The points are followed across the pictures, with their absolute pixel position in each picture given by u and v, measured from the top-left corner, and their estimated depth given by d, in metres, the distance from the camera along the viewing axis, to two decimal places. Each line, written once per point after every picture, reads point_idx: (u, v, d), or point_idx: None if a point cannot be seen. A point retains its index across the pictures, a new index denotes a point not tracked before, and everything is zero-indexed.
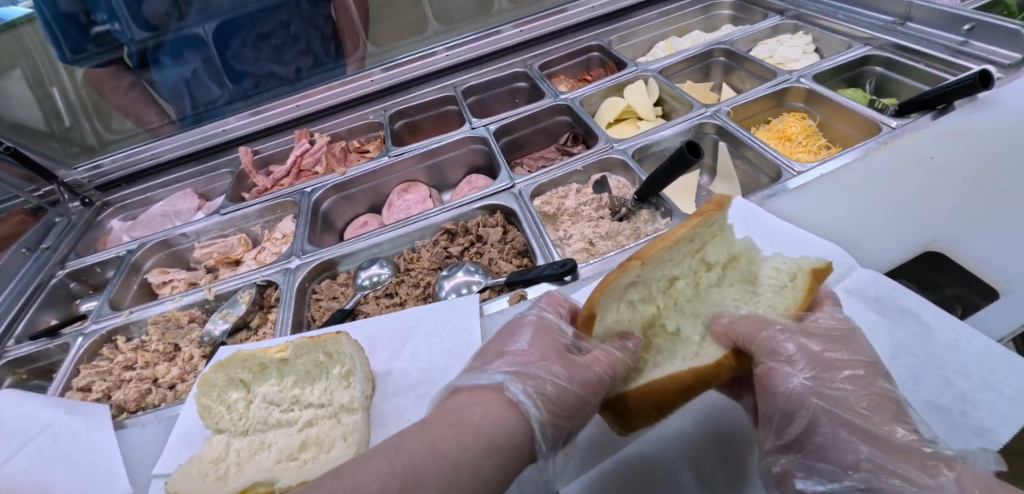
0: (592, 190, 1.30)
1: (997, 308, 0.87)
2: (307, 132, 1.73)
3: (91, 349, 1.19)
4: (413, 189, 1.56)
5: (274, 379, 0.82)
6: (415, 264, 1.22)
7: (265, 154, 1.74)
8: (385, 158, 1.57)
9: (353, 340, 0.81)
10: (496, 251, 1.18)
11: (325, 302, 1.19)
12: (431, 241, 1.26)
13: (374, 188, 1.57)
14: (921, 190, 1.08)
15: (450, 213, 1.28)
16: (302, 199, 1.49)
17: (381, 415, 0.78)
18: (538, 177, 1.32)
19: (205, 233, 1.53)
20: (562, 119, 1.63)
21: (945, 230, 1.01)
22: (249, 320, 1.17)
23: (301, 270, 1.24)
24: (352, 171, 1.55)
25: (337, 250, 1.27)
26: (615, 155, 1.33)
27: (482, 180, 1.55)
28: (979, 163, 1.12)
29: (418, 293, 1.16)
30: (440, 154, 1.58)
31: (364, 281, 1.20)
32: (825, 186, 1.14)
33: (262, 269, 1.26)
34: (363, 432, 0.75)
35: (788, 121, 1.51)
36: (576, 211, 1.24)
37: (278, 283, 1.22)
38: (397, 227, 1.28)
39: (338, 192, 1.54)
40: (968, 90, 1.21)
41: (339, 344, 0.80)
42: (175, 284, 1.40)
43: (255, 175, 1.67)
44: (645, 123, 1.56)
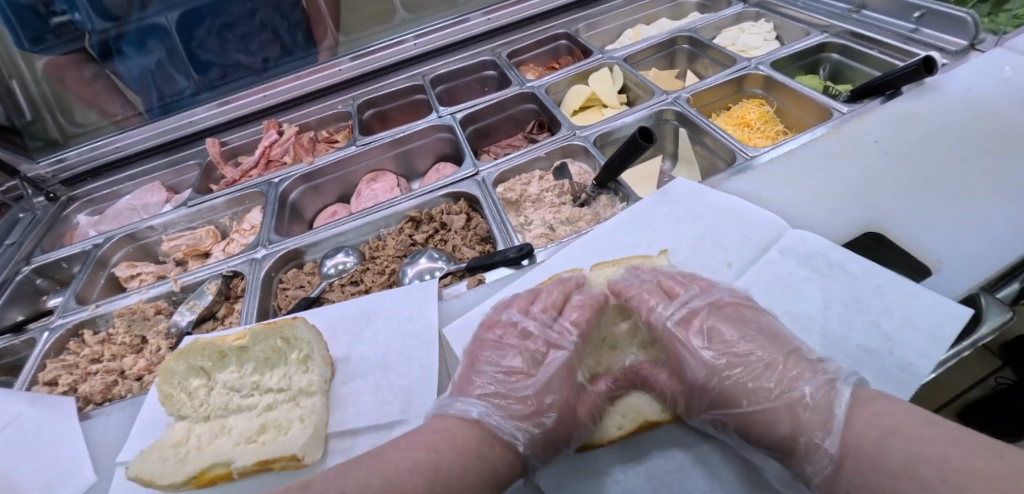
0: (553, 177, 1.32)
1: (927, 283, 0.92)
2: (275, 122, 1.72)
3: (58, 344, 1.19)
4: (381, 178, 1.57)
5: (233, 367, 0.84)
6: (381, 252, 1.24)
7: (233, 145, 1.73)
8: (353, 147, 1.58)
9: (310, 326, 0.83)
10: (459, 237, 1.21)
11: (291, 291, 1.20)
12: (396, 229, 1.28)
13: (343, 178, 1.58)
14: (863, 173, 1.13)
15: (415, 201, 1.30)
16: (270, 190, 1.50)
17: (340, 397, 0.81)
18: (501, 164, 1.34)
19: (172, 226, 1.52)
20: (529, 107, 1.65)
21: (884, 210, 1.06)
22: (216, 311, 1.19)
23: (268, 259, 1.25)
24: (320, 161, 1.56)
25: (304, 239, 1.28)
26: (576, 142, 1.36)
27: (451, 168, 1.57)
28: (917, 146, 1.17)
29: (383, 280, 1.18)
30: (408, 143, 1.60)
31: (330, 269, 1.22)
32: (774, 170, 1.18)
33: (228, 260, 1.27)
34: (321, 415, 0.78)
35: (746, 107, 1.55)
36: (539, 197, 1.27)
37: (243, 273, 1.24)
38: (363, 216, 1.30)
39: (306, 183, 1.54)
40: (913, 76, 1.26)
41: (296, 330, 0.82)
42: (142, 278, 1.40)
43: (223, 166, 1.67)
44: (609, 110, 1.59)
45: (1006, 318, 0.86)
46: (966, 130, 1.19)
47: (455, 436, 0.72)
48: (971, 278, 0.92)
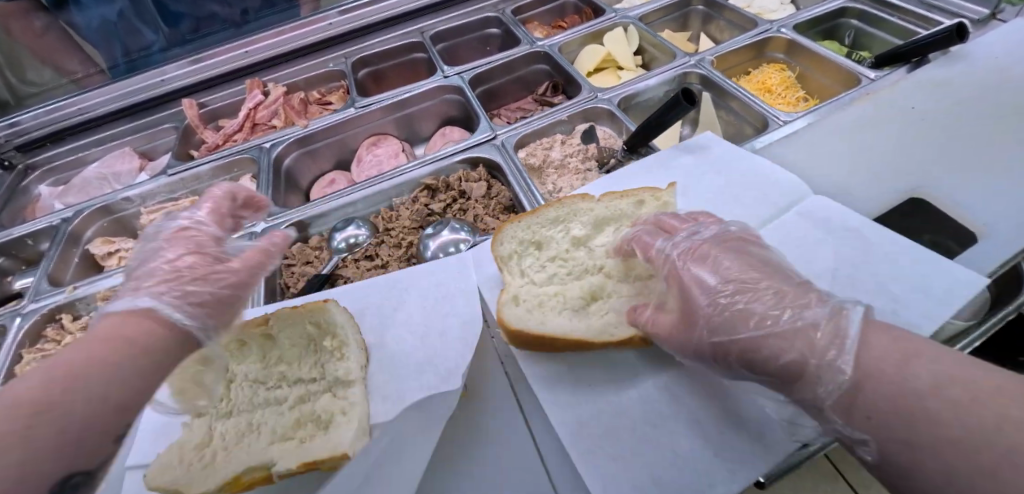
0: (579, 141, 1.24)
1: (971, 252, 0.91)
2: (260, 82, 1.57)
3: (34, 331, 1.06)
4: (383, 143, 1.45)
5: (255, 356, 0.76)
6: (395, 223, 1.14)
7: (213, 107, 1.57)
8: (351, 109, 1.44)
9: (342, 309, 0.75)
10: (481, 207, 1.13)
11: (298, 268, 1.10)
12: (410, 199, 1.19)
13: (340, 142, 1.45)
14: (899, 138, 1.09)
15: (429, 168, 1.20)
16: (261, 156, 1.36)
17: (382, 387, 0.74)
18: (521, 128, 1.25)
19: (151, 197, 1.38)
20: (540, 67, 1.55)
21: (926, 177, 1.03)
22: None
23: (269, 233, 1.14)
24: (315, 124, 1.42)
25: (307, 211, 1.17)
26: (600, 105, 1.27)
27: (458, 132, 1.46)
28: (952, 113, 1.14)
29: (401, 254, 1.10)
30: (410, 106, 1.47)
31: (340, 244, 1.12)
32: (811, 135, 1.13)
33: (225, 234, 1.16)
34: (364, 407, 0.71)
35: (767, 72, 1.48)
36: (561, 163, 1.19)
37: (243, 249, 1.13)
38: (372, 185, 1.19)
39: (300, 147, 1.41)
40: (944, 44, 1.21)
41: (328, 314, 0.74)
42: (123, 255, 1.27)
43: (203, 130, 1.51)
44: (626, 73, 1.50)
45: None
46: (1000, 95, 1.16)
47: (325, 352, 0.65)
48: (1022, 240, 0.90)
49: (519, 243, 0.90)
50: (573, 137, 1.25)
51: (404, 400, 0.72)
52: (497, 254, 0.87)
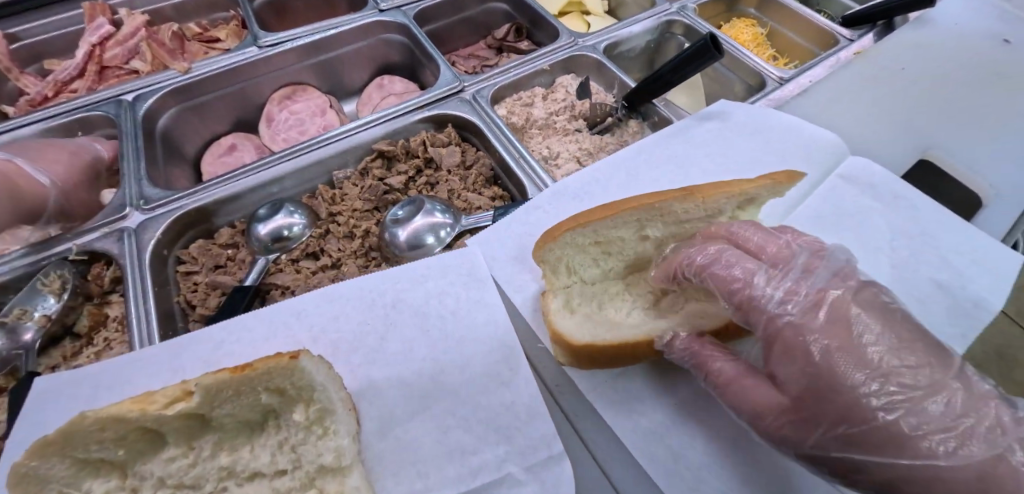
0: (568, 96, 1.02)
1: (988, 217, 0.88)
2: (104, 6, 1.11)
3: None
4: (302, 96, 1.11)
5: (173, 447, 0.48)
6: (341, 205, 0.85)
7: (27, 39, 1.08)
8: (254, 49, 1.07)
9: (318, 360, 0.50)
10: (457, 179, 0.88)
11: (204, 278, 0.79)
12: (358, 172, 0.89)
13: (240, 94, 1.08)
14: (900, 97, 1.04)
15: (382, 130, 0.91)
16: (121, 113, 0.95)
17: (383, 463, 0.53)
18: (494, 78, 1.00)
19: None
20: (496, 6, 1.28)
21: (932, 137, 0.99)
22: (74, 322, 0.75)
23: (152, 229, 0.79)
24: (202, 68, 1.02)
25: (208, 192, 0.83)
26: (584, 53, 1.06)
27: (400, 84, 1.16)
28: (939, 72, 1.11)
29: (356, 247, 0.82)
30: (335, 48, 1.13)
31: (266, 238, 0.80)
32: (819, 91, 1.03)
33: (76, 233, 0.79)
34: None
35: (739, 26, 1.37)
36: (547, 123, 0.98)
37: (111, 257, 0.78)
38: (302, 154, 0.88)
39: (181, 101, 1.01)
40: (914, 8, 1.16)
41: (300, 375, 0.48)
42: None
43: (17, 73, 1.03)
44: (595, 19, 1.30)
45: None
46: (967, 59, 1.17)
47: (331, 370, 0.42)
48: None
49: (580, 244, 0.66)
50: (556, 91, 1.04)
51: (423, 479, 0.52)
52: (543, 264, 0.65)
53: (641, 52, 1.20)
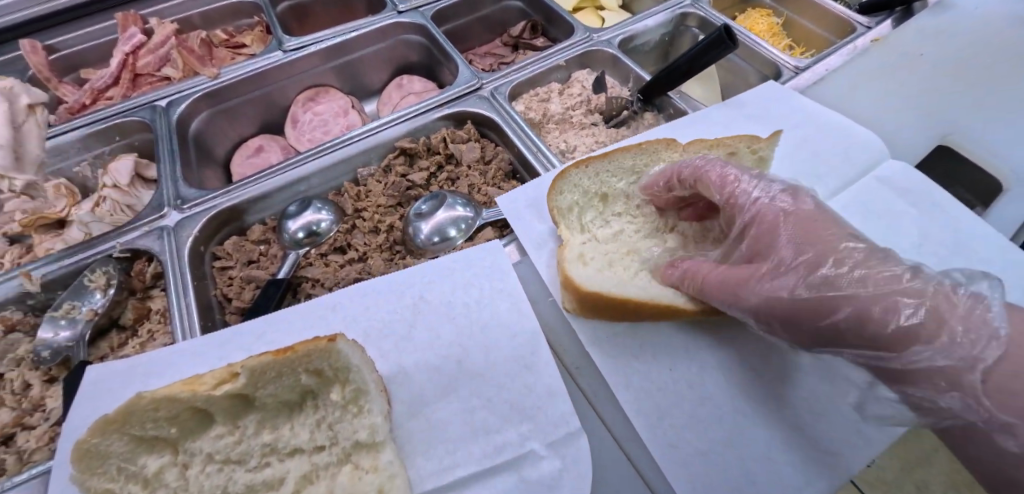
0: (584, 90, 1.03)
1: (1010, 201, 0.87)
2: (136, 16, 1.16)
3: None
4: (325, 98, 1.14)
5: (219, 426, 0.51)
6: (367, 201, 0.89)
7: (67, 51, 1.14)
8: (279, 53, 1.11)
9: (352, 342, 0.52)
10: (477, 174, 0.91)
11: (239, 272, 0.82)
12: (381, 169, 0.92)
13: (266, 97, 1.12)
14: (919, 83, 1.03)
15: (404, 128, 0.94)
16: (156, 118, 0.99)
17: (414, 440, 0.55)
18: (511, 75, 1.02)
19: None
20: (511, 4, 1.30)
21: (954, 122, 0.97)
22: (119, 316, 0.80)
23: (189, 228, 0.84)
24: (230, 73, 1.07)
25: (240, 191, 0.87)
26: (599, 48, 1.07)
27: (418, 83, 1.19)
28: (960, 58, 1.09)
29: (382, 241, 0.85)
30: (356, 49, 1.16)
31: (295, 234, 0.84)
32: (835, 80, 1.03)
33: (118, 233, 0.84)
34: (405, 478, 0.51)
35: (755, 17, 1.37)
36: (564, 117, 1.00)
37: (151, 254, 0.82)
38: (328, 153, 0.91)
39: (211, 105, 1.06)
40: None
41: (337, 357, 0.50)
42: None
43: (58, 84, 1.09)
44: (609, 14, 1.30)
45: None
46: (991, 42, 1.14)
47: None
48: None
49: (582, 193, 0.76)
50: (572, 86, 1.05)
51: (454, 456, 0.54)
52: (556, 206, 0.73)
53: (655, 45, 1.21)
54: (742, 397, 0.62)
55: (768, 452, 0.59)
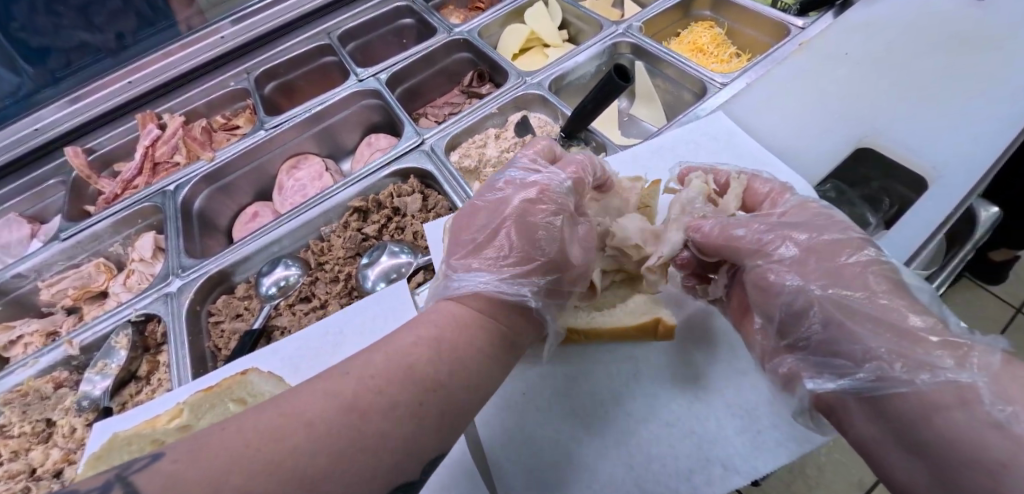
0: (514, 132, 1.15)
1: (930, 196, 0.87)
2: (153, 114, 1.41)
3: None
4: (304, 164, 1.32)
5: None
6: (327, 255, 1.03)
7: (102, 152, 1.40)
8: (262, 132, 1.29)
9: (267, 375, 0.72)
10: (419, 222, 1.04)
11: (226, 324, 0.99)
12: (340, 225, 1.07)
13: (257, 169, 1.31)
14: (842, 88, 1.06)
15: (357, 187, 1.08)
16: (166, 201, 1.20)
17: None
18: (449, 127, 1.15)
19: (47, 268, 1.22)
20: (461, 55, 1.43)
21: (874, 123, 1.00)
22: (136, 369, 0.98)
23: (186, 292, 1.01)
24: (223, 154, 1.26)
25: (225, 258, 1.04)
26: (530, 90, 1.19)
27: (384, 139, 1.34)
28: (887, 54, 1.11)
29: (340, 289, 0.99)
30: (328, 118, 1.34)
31: (269, 289, 1.00)
32: (755, 93, 1.08)
33: (134, 300, 1.03)
34: None
35: (697, 31, 1.40)
36: (499, 160, 1.11)
37: (158, 315, 1.01)
38: (295, 216, 1.07)
39: (210, 184, 1.25)
40: None
41: (252, 386, 0.70)
42: (27, 340, 1.15)
43: (97, 179, 1.35)
44: (553, 50, 1.40)
45: (996, 210, 0.92)
46: (928, 27, 1.14)
47: (452, 317, 0.63)
48: (975, 176, 0.88)
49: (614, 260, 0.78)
50: (507, 129, 1.17)
51: None
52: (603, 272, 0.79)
53: (592, 76, 1.29)
54: (620, 416, 0.71)
55: (630, 463, 0.68)
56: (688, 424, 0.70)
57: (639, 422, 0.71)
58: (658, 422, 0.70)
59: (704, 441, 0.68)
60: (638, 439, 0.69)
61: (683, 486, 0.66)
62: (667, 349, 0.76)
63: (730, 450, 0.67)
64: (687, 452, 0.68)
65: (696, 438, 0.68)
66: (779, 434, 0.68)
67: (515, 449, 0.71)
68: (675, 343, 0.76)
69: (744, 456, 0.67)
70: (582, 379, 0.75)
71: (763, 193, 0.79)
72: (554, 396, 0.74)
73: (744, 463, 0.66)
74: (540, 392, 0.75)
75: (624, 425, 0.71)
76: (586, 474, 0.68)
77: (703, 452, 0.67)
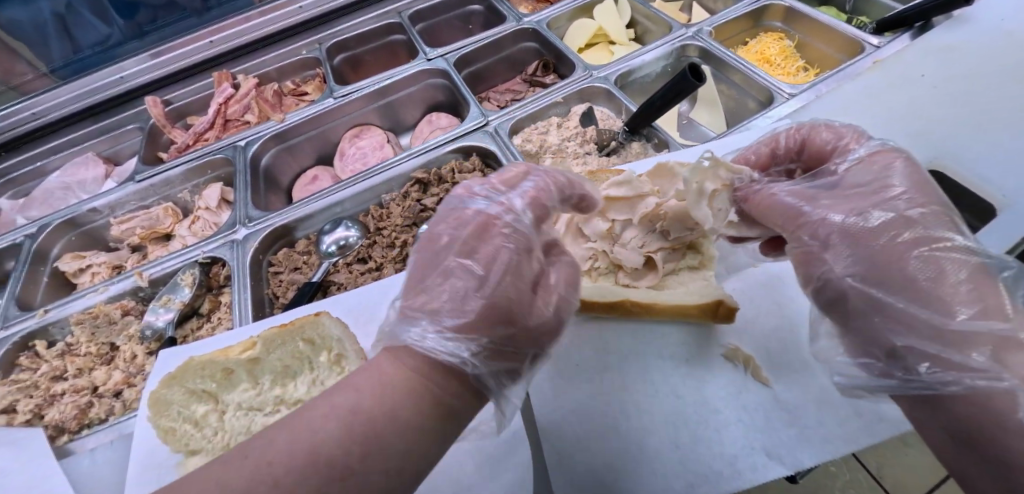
0: (578, 122, 1.17)
1: (1001, 224, 0.85)
2: (228, 74, 1.48)
3: (7, 361, 1.05)
4: (367, 134, 1.36)
5: (245, 383, 0.72)
6: (387, 221, 1.07)
7: (178, 104, 1.48)
8: (331, 100, 1.35)
9: (336, 320, 0.74)
10: None
11: (286, 275, 1.04)
12: (401, 194, 1.11)
13: (321, 135, 1.36)
14: (914, 110, 1.05)
15: (421, 160, 1.12)
16: (237, 155, 1.26)
17: None
18: (515, 112, 1.18)
19: (120, 206, 1.30)
20: (528, 45, 1.46)
21: (945, 147, 0.99)
22: (199, 306, 1.03)
23: (251, 241, 1.07)
24: (292, 117, 1.32)
25: (291, 213, 1.09)
26: (596, 83, 1.21)
27: (445, 118, 1.38)
28: (966, 81, 1.08)
29: (396, 254, 1.03)
30: (393, 93, 1.38)
31: (329, 247, 1.04)
32: (822, 107, 1.08)
33: (202, 243, 1.09)
34: None
35: (765, 41, 1.39)
36: (560, 147, 1.13)
37: (224, 259, 1.06)
38: (359, 180, 1.11)
39: (278, 143, 1.31)
40: (945, 8, 1.13)
41: (322, 327, 0.73)
42: (95, 271, 1.23)
43: (170, 129, 1.43)
44: (619, 48, 1.41)
45: None
46: (1012, 57, 1.11)
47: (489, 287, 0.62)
48: None
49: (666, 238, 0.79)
50: (570, 119, 1.19)
51: None
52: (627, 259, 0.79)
53: (657, 77, 1.30)
54: (671, 401, 0.72)
55: (678, 442, 0.69)
56: (738, 412, 0.70)
57: (689, 405, 0.72)
58: (709, 409, 0.71)
59: (751, 430, 0.69)
60: (687, 422, 0.71)
61: (727, 470, 0.66)
62: (722, 343, 0.76)
63: (777, 441, 0.68)
64: (733, 439, 0.69)
65: (741, 426, 0.69)
66: (826, 431, 0.68)
67: (566, 419, 0.73)
68: (728, 334, 0.76)
69: (790, 448, 0.67)
70: (636, 360, 0.77)
71: (825, 144, 0.75)
72: (606, 375, 0.76)
73: (788, 455, 0.67)
74: (592, 370, 0.76)
75: (673, 407, 0.72)
76: (633, 449, 0.70)
77: (750, 441, 0.68)
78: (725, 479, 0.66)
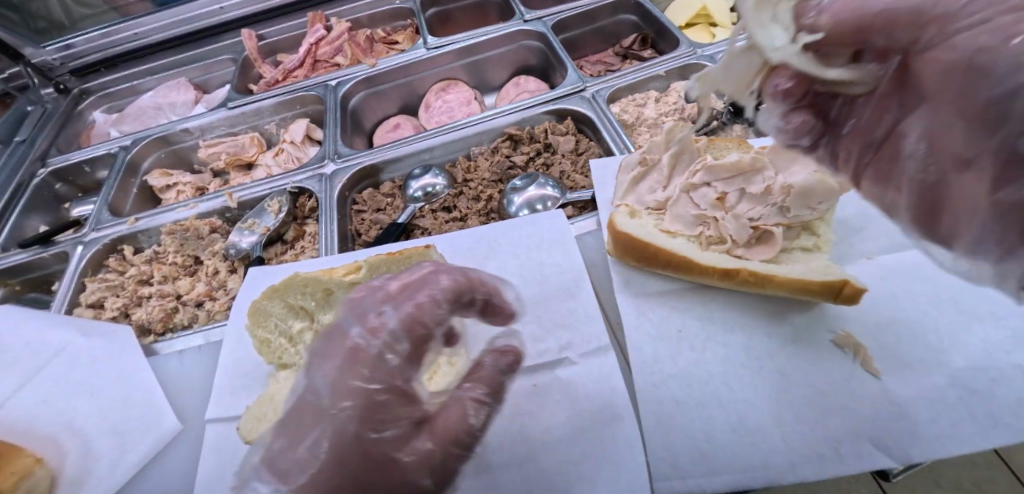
0: (677, 98, 1.13)
1: None
2: (322, 16, 1.49)
3: (96, 261, 1.10)
4: (454, 89, 1.35)
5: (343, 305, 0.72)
6: (474, 174, 1.06)
7: (271, 41, 1.51)
8: (423, 50, 1.34)
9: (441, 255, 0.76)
10: (569, 163, 1.04)
11: (369, 215, 1.04)
12: (489, 149, 1.09)
13: (409, 85, 1.36)
14: None
15: (514, 117, 1.11)
16: (328, 94, 1.28)
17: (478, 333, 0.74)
18: (614, 81, 1.15)
19: (210, 130, 1.34)
20: (626, 18, 1.42)
21: None
22: (283, 233, 1.05)
23: (339, 176, 1.08)
24: (384, 63, 1.33)
25: (380, 154, 1.10)
26: (702, 62, 1.16)
27: (533, 83, 1.35)
28: None
29: (480, 207, 1.02)
30: (484, 51, 1.36)
31: (415, 193, 1.04)
32: None
33: (291, 174, 1.11)
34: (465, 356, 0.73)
35: None
36: (655, 121, 1.09)
37: (311, 191, 1.07)
38: (451, 130, 1.11)
39: (367, 87, 1.32)
40: None
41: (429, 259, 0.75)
42: (180, 189, 1.27)
43: (262, 63, 1.46)
44: (721, 30, 1.36)
45: None
46: None
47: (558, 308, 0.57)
48: None
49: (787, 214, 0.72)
50: (669, 94, 1.15)
51: None
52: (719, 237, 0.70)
53: None
54: (779, 380, 0.68)
55: (785, 421, 0.65)
56: (848, 400, 0.66)
57: (799, 383, 0.68)
58: (819, 392, 0.67)
59: (858, 420, 0.65)
60: (794, 400, 0.67)
61: (830, 454, 0.63)
62: (831, 330, 0.72)
63: (888, 433, 0.64)
64: (837, 422, 0.65)
65: (849, 414, 0.65)
66: (944, 431, 0.63)
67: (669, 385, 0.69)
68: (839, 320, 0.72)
69: (902, 443, 0.63)
70: (744, 334, 0.73)
71: None
72: (711, 343, 0.72)
73: (899, 450, 0.62)
74: (699, 339, 0.72)
75: (779, 384, 0.68)
76: (736, 421, 0.66)
77: (857, 430, 0.64)
78: (828, 465, 0.62)
